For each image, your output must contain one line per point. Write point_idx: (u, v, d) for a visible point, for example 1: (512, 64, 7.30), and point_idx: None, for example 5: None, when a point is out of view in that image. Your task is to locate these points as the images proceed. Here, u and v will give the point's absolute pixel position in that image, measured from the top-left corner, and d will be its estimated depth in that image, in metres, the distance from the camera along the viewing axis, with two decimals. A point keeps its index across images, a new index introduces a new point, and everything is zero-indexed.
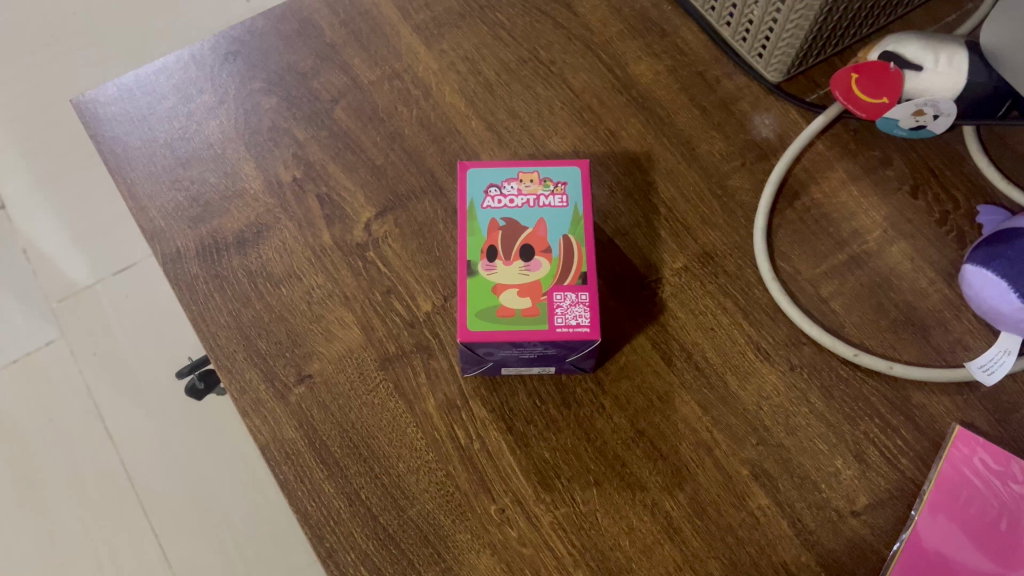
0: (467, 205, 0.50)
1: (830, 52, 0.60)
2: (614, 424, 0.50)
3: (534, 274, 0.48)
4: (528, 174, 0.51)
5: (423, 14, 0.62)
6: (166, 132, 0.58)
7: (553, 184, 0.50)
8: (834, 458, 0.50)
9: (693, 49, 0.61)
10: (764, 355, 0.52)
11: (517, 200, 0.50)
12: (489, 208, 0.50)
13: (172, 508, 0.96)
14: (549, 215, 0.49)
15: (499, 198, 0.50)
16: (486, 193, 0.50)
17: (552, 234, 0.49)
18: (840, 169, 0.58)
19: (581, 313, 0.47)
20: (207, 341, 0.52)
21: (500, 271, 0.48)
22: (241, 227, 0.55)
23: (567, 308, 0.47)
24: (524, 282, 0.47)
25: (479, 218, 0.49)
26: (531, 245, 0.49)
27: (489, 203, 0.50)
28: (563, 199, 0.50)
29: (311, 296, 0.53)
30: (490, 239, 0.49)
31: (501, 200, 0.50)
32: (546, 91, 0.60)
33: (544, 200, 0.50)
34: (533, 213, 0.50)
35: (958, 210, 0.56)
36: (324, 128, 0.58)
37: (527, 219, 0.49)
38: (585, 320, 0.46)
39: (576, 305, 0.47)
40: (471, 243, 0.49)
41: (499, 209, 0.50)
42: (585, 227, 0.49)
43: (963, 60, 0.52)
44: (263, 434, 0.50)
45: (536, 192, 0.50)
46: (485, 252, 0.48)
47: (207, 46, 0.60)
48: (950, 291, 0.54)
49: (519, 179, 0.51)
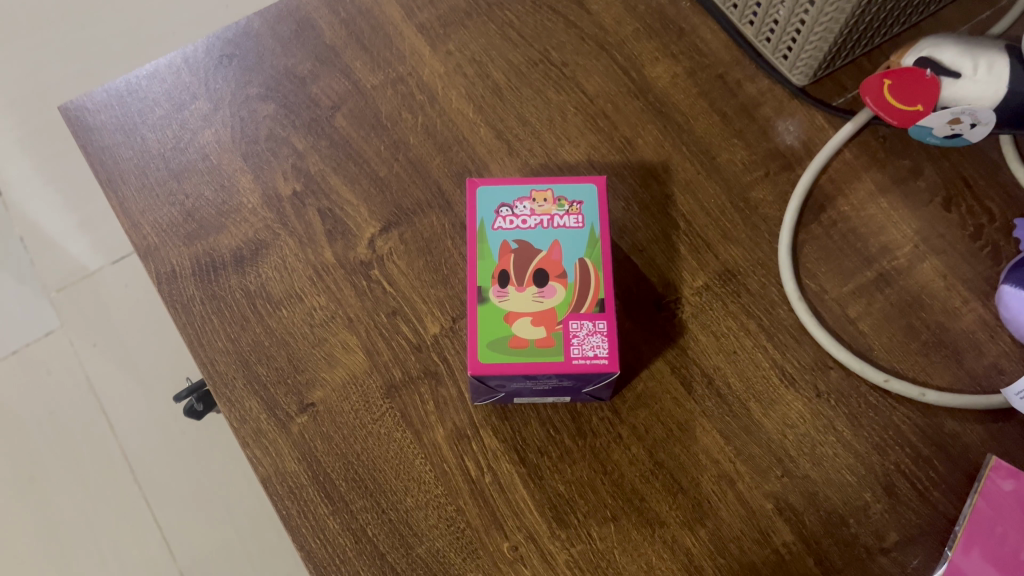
0: (477, 226, 0.47)
1: (858, 53, 0.57)
2: (632, 455, 0.48)
3: (549, 301, 0.45)
4: (542, 193, 0.48)
5: (429, 12, 0.59)
6: (159, 141, 0.55)
7: (568, 203, 0.48)
8: (862, 490, 0.48)
9: (714, 49, 0.58)
10: (789, 380, 0.50)
11: (530, 220, 0.47)
12: (501, 229, 0.47)
13: (175, 499, 0.94)
14: (564, 237, 0.47)
15: (511, 218, 0.47)
16: (497, 212, 0.47)
17: (567, 257, 0.46)
18: (869, 179, 0.55)
19: (599, 343, 0.44)
20: (205, 367, 0.50)
21: (512, 298, 0.45)
22: (238, 244, 0.53)
23: (583, 337, 0.44)
24: (538, 310, 0.45)
25: (490, 240, 0.47)
26: (545, 270, 0.46)
27: (500, 223, 0.47)
28: (579, 219, 0.47)
29: (313, 318, 0.51)
30: (501, 263, 0.46)
31: (513, 221, 0.47)
32: (558, 96, 0.57)
33: (559, 221, 0.47)
34: (547, 234, 0.47)
35: (994, 223, 0.53)
36: (324, 137, 0.55)
37: (540, 241, 0.47)
38: (603, 351, 0.44)
39: (594, 335, 0.44)
40: (481, 268, 0.46)
41: (511, 230, 0.47)
42: (602, 250, 0.46)
43: (1004, 65, 0.49)
44: (264, 467, 0.48)
45: (549, 212, 0.47)
46: (497, 277, 0.46)
47: (201, 48, 0.57)
48: (985, 311, 0.51)
49: (532, 198, 0.48)
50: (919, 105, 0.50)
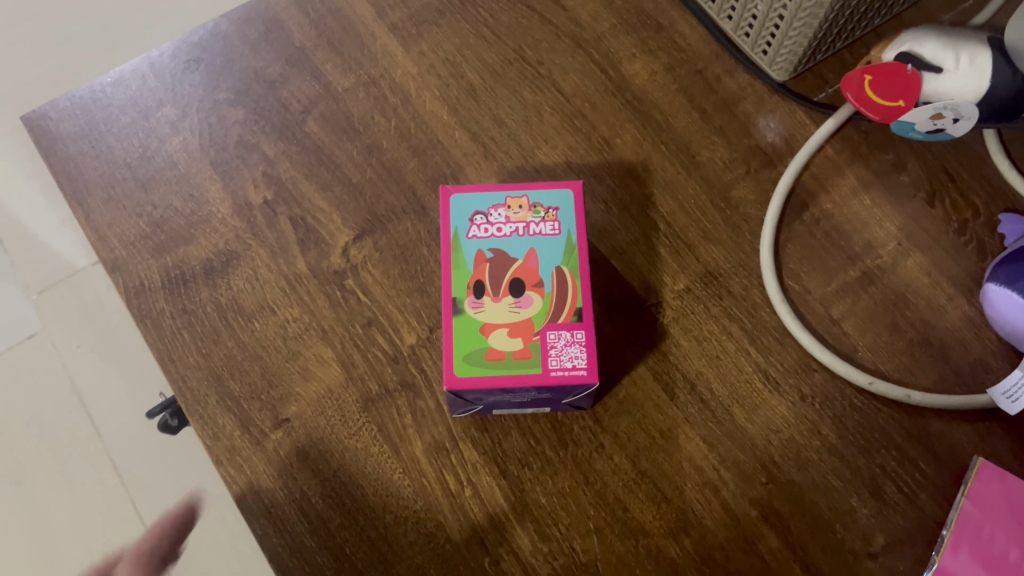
0: (451, 235, 0.46)
1: (839, 46, 0.56)
2: (614, 464, 0.47)
3: (525, 311, 0.44)
4: (517, 200, 0.47)
5: (400, 12, 0.57)
6: (126, 150, 0.54)
7: (544, 209, 0.47)
8: (848, 495, 0.47)
9: (692, 44, 0.57)
10: (773, 384, 0.49)
11: (505, 228, 0.46)
12: (475, 238, 0.46)
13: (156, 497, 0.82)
14: (541, 244, 0.46)
15: (485, 225, 0.46)
16: (472, 220, 0.46)
17: (544, 266, 0.45)
18: (851, 175, 0.54)
19: (577, 354, 0.43)
20: (176, 383, 0.49)
21: (488, 309, 0.44)
22: (208, 256, 0.51)
23: (562, 348, 0.43)
24: (515, 321, 0.44)
25: (465, 250, 0.46)
26: (521, 279, 0.45)
27: (474, 232, 0.46)
28: (555, 226, 0.46)
29: (286, 331, 0.50)
30: (476, 273, 0.45)
31: (488, 229, 0.46)
32: (534, 95, 0.56)
33: (535, 228, 0.46)
34: (523, 242, 0.46)
35: (978, 217, 0.52)
36: (295, 143, 0.54)
37: (516, 249, 0.46)
38: (581, 362, 0.43)
39: (572, 346, 0.43)
40: (456, 279, 0.45)
41: (486, 238, 0.46)
42: (579, 257, 0.46)
43: (985, 59, 0.48)
44: (239, 485, 0.46)
45: (525, 219, 0.46)
46: (472, 287, 0.45)
47: (167, 52, 0.56)
48: (970, 307, 0.51)
49: (507, 205, 0.47)
50: (900, 102, 0.50)
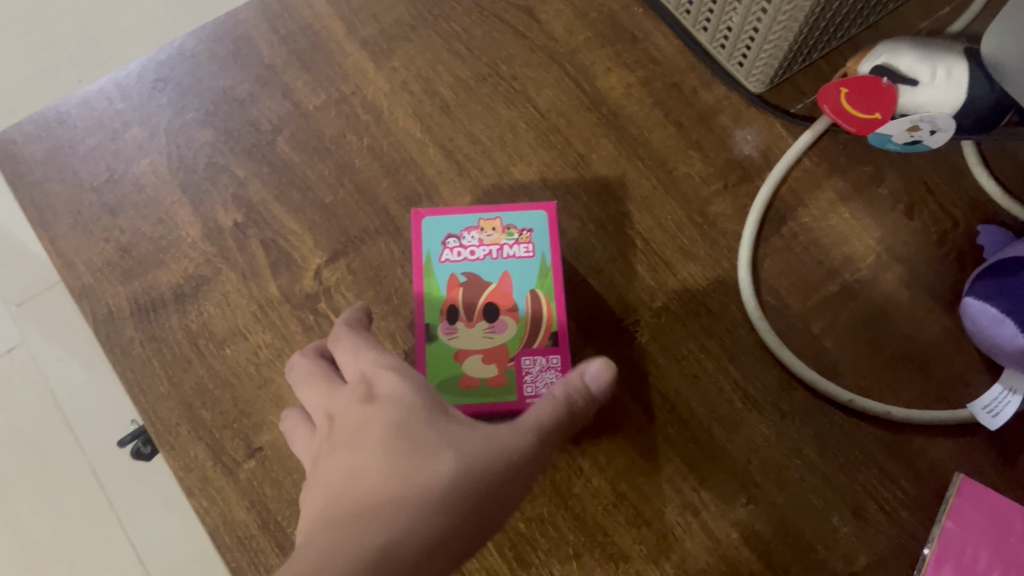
0: (424, 259, 0.46)
1: (816, 57, 0.55)
2: (593, 488, 0.47)
3: (499, 337, 0.45)
4: (490, 222, 0.47)
5: (371, 27, 0.57)
6: (92, 173, 0.53)
7: (517, 232, 0.47)
8: (830, 514, 0.46)
9: (668, 56, 0.56)
10: (753, 403, 0.49)
11: (478, 251, 0.47)
12: (448, 262, 0.46)
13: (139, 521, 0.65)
14: (514, 268, 0.46)
15: (458, 249, 0.47)
16: (444, 244, 0.47)
17: (517, 289, 0.46)
18: (829, 188, 0.53)
19: (552, 378, 0.45)
20: (146, 414, 0.48)
21: (461, 334, 0.45)
22: (178, 281, 0.50)
23: (536, 374, 0.45)
24: (489, 347, 0.45)
25: (438, 275, 0.46)
26: (495, 303, 0.46)
27: (447, 256, 0.47)
28: (528, 249, 0.47)
29: (258, 357, 0.49)
30: (450, 297, 0.46)
31: (461, 253, 0.47)
32: (508, 111, 0.55)
33: (508, 252, 0.47)
34: (496, 267, 0.46)
35: (957, 228, 0.52)
36: (265, 164, 0.53)
37: (490, 273, 0.46)
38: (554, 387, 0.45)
39: (545, 371, 0.45)
40: (430, 304, 0.46)
41: (459, 263, 0.46)
42: (554, 281, 0.46)
43: (963, 70, 0.47)
44: (212, 518, 0.46)
45: (499, 242, 0.47)
46: (446, 313, 0.46)
47: (134, 72, 0.55)
48: (950, 321, 0.50)
49: (480, 227, 0.47)
50: (875, 114, 0.48)
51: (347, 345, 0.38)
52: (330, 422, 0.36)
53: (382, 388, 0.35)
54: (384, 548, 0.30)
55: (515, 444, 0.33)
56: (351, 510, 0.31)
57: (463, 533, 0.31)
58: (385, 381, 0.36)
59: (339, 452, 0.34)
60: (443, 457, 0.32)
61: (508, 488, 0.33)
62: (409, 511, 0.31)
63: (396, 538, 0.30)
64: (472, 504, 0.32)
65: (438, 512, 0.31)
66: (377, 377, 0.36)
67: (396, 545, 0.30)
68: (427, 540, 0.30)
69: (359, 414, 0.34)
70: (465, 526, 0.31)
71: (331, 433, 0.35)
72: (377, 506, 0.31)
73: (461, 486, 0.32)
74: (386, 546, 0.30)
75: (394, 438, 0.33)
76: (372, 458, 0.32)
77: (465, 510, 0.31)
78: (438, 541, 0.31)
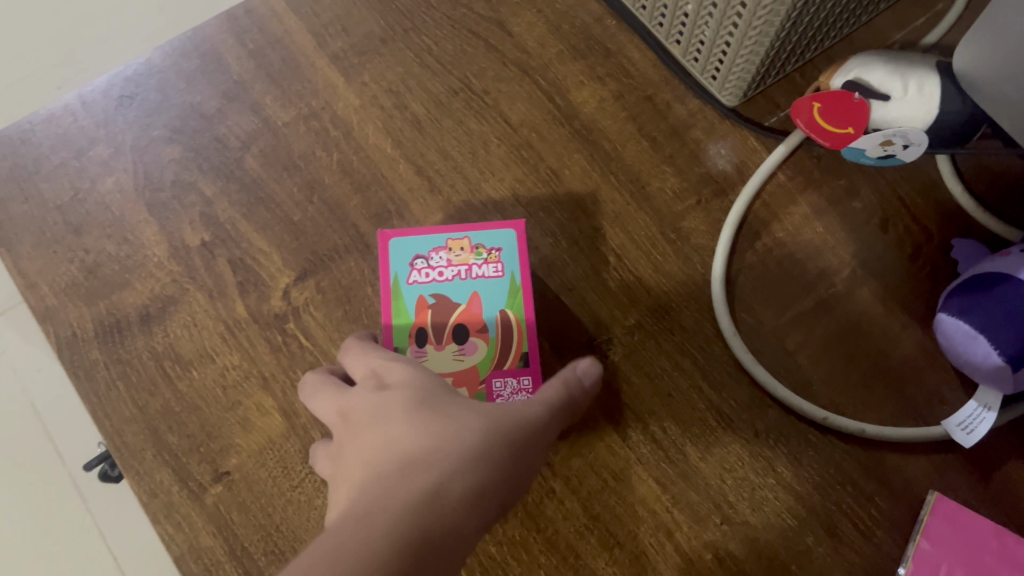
0: (391, 281, 0.46)
1: (789, 69, 0.54)
2: (565, 510, 0.47)
3: (470, 359, 0.45)
4: (458, 241, 0.46)
5: (341, 40, 0.56)
6: (56, 192, 0.52)
7: (486, 251, 0.46)
8: (804, 534, 0.46)
9: (641, 69, 0.55)
10: (727, 422, 0.48)
11: (447, 271, 0.46)
12: (416, 284, 0.46)
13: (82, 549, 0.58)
14: (483, 288, 0.46)
15: (426, 270, 0.46)
16: (412, 265, 0.46)
17: (487, 310, 0.46)
18: (804, 202, 0.53)
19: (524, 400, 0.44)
20: (111, 438, 0.47)
21: (431, 357, 0.45)
22: (144, 302, 0.50)
23: (508, 396, 0.44)
24: (460, 369, 0.45)
25: (406, 297, 0.46)
26: (465, 324, 0.45)
27: (415, 277, 0.46)
28: (498, 268, 0.46)
29: (225, 379, 0.48)
30: (418, 319, 0.45)
31: (429, 273, 0.46)
32: (480, 126, 0.54)
33: (477, 271, 0.46)
34: (465, 286, 0.46)
35: (932, 242, 0.51)
36: (233, 181, 0.52)
37: (459, 293, 0.46)
38: None
39: (518, 393, 0.44)
40: (397, 328, 0.45)
41: (427, 284, 0.46)
42: (524, 300, 0.46)
43: (934, 85, 0.47)
44: (178, 544, 0.45)
45: (467, 262, 0.46)
46: (415, 336, 0.45)
47: (99, 88, 0.54)
48: (924, 337, 0.50)
49: (448, 247, 0.46)
50: (849, 128, 0.47)
51: (354, 355, 0.38)
52: (344, 418, 0.34)
53: (393, 377, 0.34)
54: (430, 494, 0.28)
55: (531, 410, 0.33)
56: (388, 468, 0.29)
57: (503, 480, 0.30)
58: (395, 372, 0.35)
59: (361, 431, 0.32)
60: (468, 416, 0.31)
61: (534, 448, 0.32)
62: (447, 460, 0.29)
63: (441, 484, 0.29)
64: (507, 454, 0.31)
65: (477, 459, 0.30)
66: (386, 372, 0.35)
67: (441, 491, 0.29)
68: (472, 485, 0.29)
69: (375, 397, 0.33)
70: (503, 475, 0.30)
71: (346, 425, 0.34)
72: (415, 459, 0.29)
73: (490, 438, 0.31)
74: (433, 491, 0.28)
75: (416, 405, 0.32)
76: (397, 424, 0.31)
77: (496, 458, 0.30)
78: (482, 487, 0.29)
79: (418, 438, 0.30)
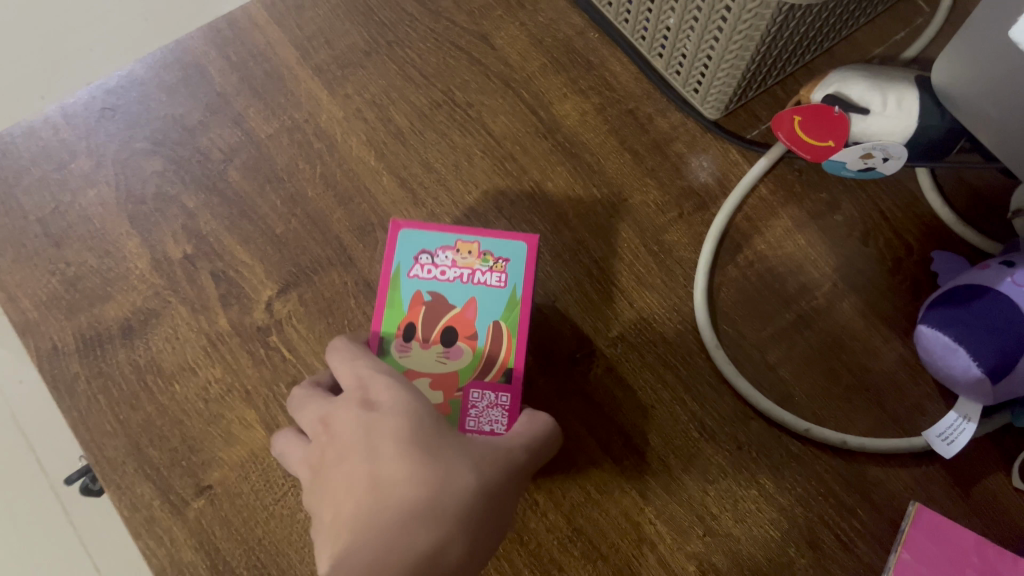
0: (392, 271, 0.45)
1: (770, 83, 0.54)
2: (549, 523, 0.47)
3: (453, 363, 0.43)
4: (467, 243, 0.45)
5: (325, 53, 0.56)
6: (37, 206, 0.51)
7: (493, 258, 0.45)
8: (786, 546, 0.46)
9: (623, 82, 0.55)
10: (710, 434, 0.48)
11: (449, 272, 0.45)
12: (416, 278, 0.45)
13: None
14: (482, 295, 0.44)
15: (429, 266, 0.45)
16: (416, 259, 0.45)
17: (481, 317, 0.44)
18: (785, 216, 0.53)
19: (497, 417, 0.42)
20: (91, 452, 0.47)
21: (414, 355, 0.44)
22: (126, 315, 0.50)
23: (483, 409, 0.42)
24: (439, 372, 0.43)
25: (403, 289, 0.44)
26: (455, 328, 0.44)
27: (416, 271, 0.45)
28: (501, 277, 0.45)
29: (208, 393, 0.48)
30: (410, 315, 0.44)
31: (432, 270, 0.45)
32: (463, 138, 0.54)
33: (480, 277, 0.44)
34: (464, 290, 0.44)
35: (912, 256, 0.52)
36: (216, 194, 0.52)
37: (457, 296, 0.44)
38: (501, 425, 0.42)
39: (494, 408, 0.43)
40: (387, 319, 0.44)
41: (427, 280, 0.44)
42: (520, 316, 0.44)
43: (912, 99, 0.47)
44: (159, 559, 0.45)
45: (472, 266, 0.45)
46: (402, 329, 0.44)
47: (81, 101, 0.54)
48: (905, 350, 0.50)
49: (456, 247, 0.45)
50: (830, 141, 0.48)
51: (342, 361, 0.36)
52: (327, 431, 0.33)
53: (382, 397, 0.33)
54: (427, 555, 0.28)
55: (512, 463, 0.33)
56: (385, 518, 0.29)
57: (484, 538, 0.31)
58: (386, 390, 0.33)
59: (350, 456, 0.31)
60: (461, 463, 0.31)
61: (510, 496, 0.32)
62: (441, 515, 0.29)
63: (435, 545, 0.29)
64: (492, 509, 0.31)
65: (467, 517, 0.30)
66: (375, 390, 0.34)
67: (433, 551, 0.29)
68: (464, 546, 0.29)
69: (364, 419, 0.32)
70: (485, 535, 0.30)
71: (329, 443, 0.32)
72: (410, 510, 0.29)
73: (482, 496, 0.30)
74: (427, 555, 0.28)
75: (411, 440, 0.31)
76: (390, 460, 0.30)
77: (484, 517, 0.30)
78: (469, 547, 0.30)
79: (417, 483, 0.29)
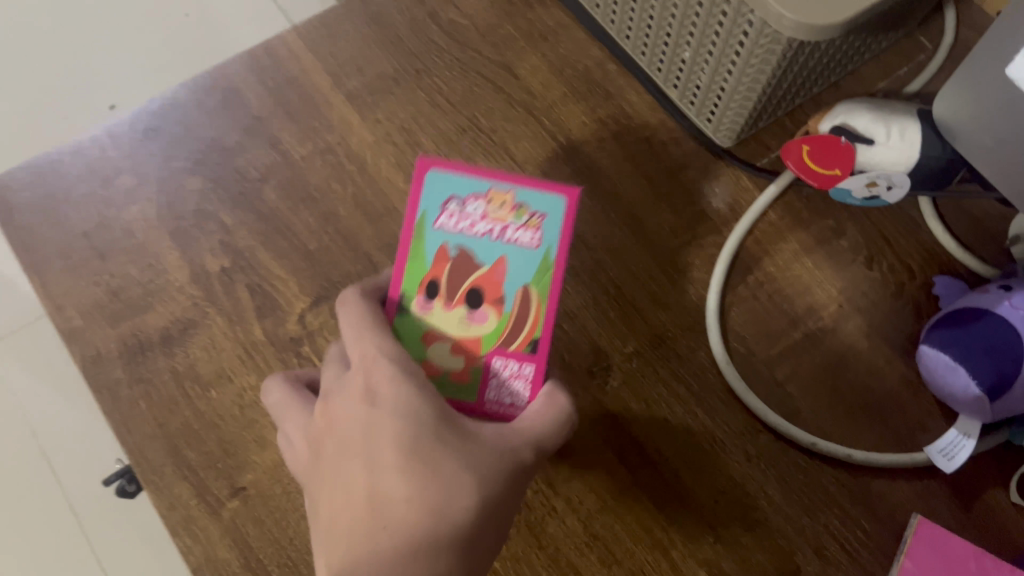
0: (418, 218, 0.43)
1: (780, 114, 0.57)
2: (568, 528, 0.49)
3: (476, 327, 0.43)
4: (501, 194, 0.43)
5: (356, 80, 0.59)
6: (83, 220, 0.54)
7: (528, 214, 0.43)
8: (793, 554, 0.48)
9: (639, 111, 0.58)
10: (721, 446, 0.51)
11: (479, 224, 0.43)
12: (443, 229, 0.43)
13: None
14: (512, 253, 0.43)
15: (457, 215, 0.43)
16: (444, 207, 0.43)
17: (508, 278, 0.43)
18: (794, 239, 0.55)
19: (519, 389, 0.43)
20: (133, 453, 0.50)
21: (437, 313, 0.43)
22: (166, 324, 0.52)
23: (505, 380, 0.43)
24: (461, 336, 0.43)
25: (429, 240, 0.43)
26: (481, 288, 0.43)
27: (443, 220, 0.43)
28: (535, 236, 0.43)
29: (243, 399, 0.50)
30: (434, 270, 0.43)
31: (460, 221, 0.43)
32: (487, 162, 0.57)
33: (511, 233, 0.43)
34: (493, 247, 0.43)
35: (915, 280, 0.54)
36: (252, 211, 0.55)
37: (485, 253, 0.43)
38: (521, 399, 0.43)
39: (516, 379, 0.43)
40: (411, 274, 0.43)
41: (454, 233, 0.43)
42: (551, 280, 0.42)
43: (915, 131, 0.50)
44: (195, 556, 0.47)
45: (504, 220, 0.43)
46: (425, 286, 0.43)
47: (126, 122, 0.57)
48: (907, 369, 0.52)
49: (488, 198, 0.43)
50: (836, 169, 0.50)
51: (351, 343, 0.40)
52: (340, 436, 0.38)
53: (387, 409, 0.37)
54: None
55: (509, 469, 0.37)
56: (387, 541, 0.34)
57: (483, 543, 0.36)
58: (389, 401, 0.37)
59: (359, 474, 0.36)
60: (457, 486, 0.35)
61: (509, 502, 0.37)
62: (439, 539, 0.34)
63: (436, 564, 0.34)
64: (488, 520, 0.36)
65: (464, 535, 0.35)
66: (381, 390, 0.38)
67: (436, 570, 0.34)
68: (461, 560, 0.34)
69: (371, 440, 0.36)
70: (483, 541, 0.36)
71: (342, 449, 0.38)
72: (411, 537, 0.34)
73: (477, 515, 0.35)
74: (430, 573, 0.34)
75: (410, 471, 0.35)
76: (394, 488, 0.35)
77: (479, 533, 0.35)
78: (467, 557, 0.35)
79: (416, 513, 0.34)
